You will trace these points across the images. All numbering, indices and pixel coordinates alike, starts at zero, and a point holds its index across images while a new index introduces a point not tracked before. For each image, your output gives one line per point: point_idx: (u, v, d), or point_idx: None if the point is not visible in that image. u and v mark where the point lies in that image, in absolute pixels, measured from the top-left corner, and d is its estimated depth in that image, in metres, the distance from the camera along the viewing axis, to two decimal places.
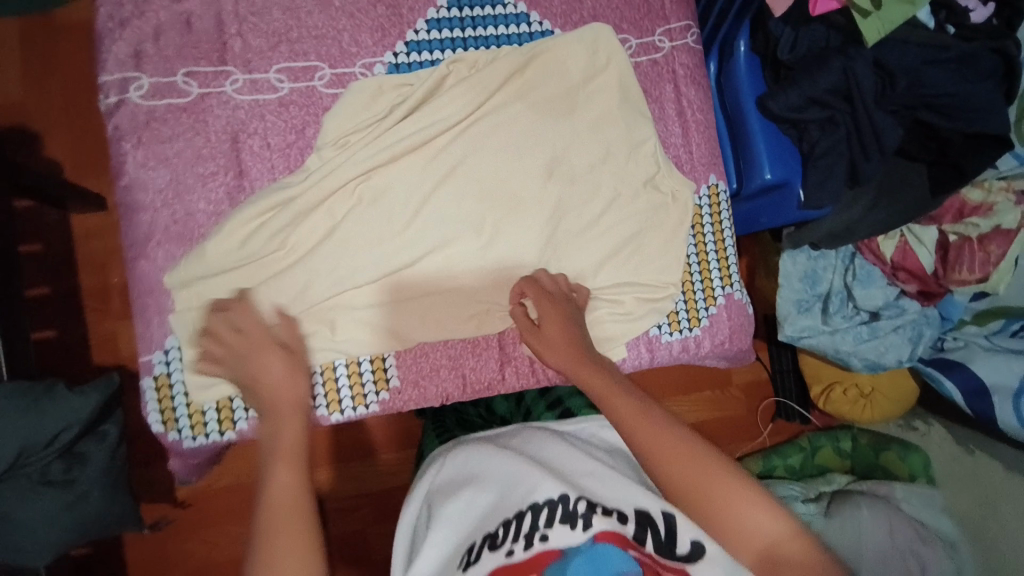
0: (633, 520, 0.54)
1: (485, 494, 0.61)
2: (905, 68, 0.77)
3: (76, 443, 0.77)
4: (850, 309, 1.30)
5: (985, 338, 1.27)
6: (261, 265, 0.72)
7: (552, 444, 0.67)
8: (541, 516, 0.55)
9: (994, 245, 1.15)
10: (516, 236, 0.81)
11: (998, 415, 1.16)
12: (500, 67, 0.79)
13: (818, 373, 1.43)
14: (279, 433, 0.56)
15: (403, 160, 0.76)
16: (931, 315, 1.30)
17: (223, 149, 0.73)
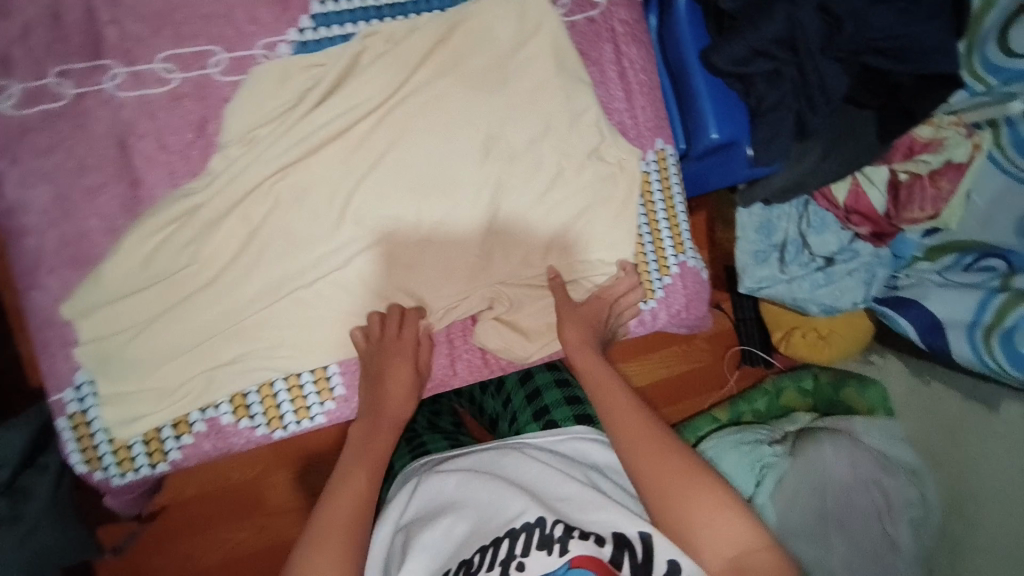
0: (609, 543, 0.55)
1: (464, 518, 0.61)
2: (853, 11, 0.72)
3: (18, 477, 0.72)
4: (806, 256, 1.30)
5: (937, 273, 1.25)
6: (175, 282, 0.66)
7: (529, 461, 0.66)
8: (518, 542, 0.56)
9: (945, 180, 1.17)
10: (458, 225, 0.76)
11: (953, 348, 1.15)
12: (422, 39, 0.72)
13: (779, 321, 1.44)
14: (373, 438, 0.62)
15: (323, 151, 0.69)
16: (885, 256, 1.31)
17: (110, 157, 0.65)
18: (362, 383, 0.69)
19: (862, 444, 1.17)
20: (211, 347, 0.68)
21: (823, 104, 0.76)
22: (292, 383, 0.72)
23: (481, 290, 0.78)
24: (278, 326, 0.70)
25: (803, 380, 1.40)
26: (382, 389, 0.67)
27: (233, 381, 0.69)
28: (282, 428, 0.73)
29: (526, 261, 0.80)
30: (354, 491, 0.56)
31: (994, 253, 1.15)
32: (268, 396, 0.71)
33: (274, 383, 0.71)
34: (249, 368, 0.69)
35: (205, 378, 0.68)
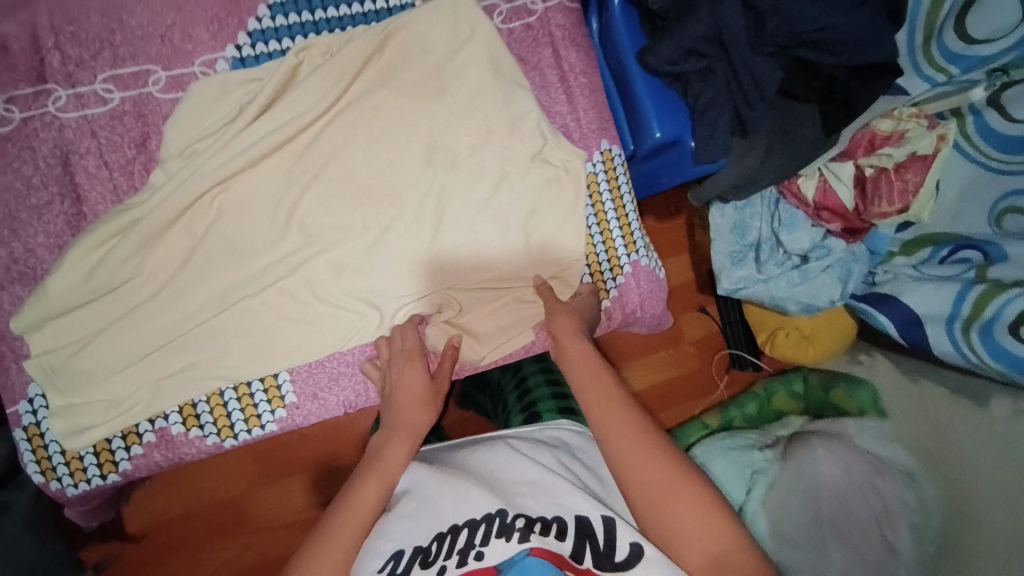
0: (574, 535, 0.51)
1: (420, 505, 0.54)
2: (777, 6, 0.73)
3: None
4: (781, 255, 1.30)
5: (914, 268, 1.21)
6: (122, 295, 0.67)
7: (495, 452, 0.61)
8: (478, 531, 0.50)
9: (912, 173, 1.13)
10: (403, 230, 0.77)
11: (932, 343, 1.12)
12: (356, 49, 0.74)
13: (763, 322, 1.43)
14: (389, 448, 0.61)
15: (265, 163, 0.71)
16: (859, 252, 1.30)
17: (55, 175, 0.67)
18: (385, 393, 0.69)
19: (854, 446, 1.15)
20: (157, 360, 0.69)
21: (758, 98, 0.77)
22: (242, 392, 0.72)
23: (431, 293, 0.78)
24: (222, 337, 0.71)
25: (794, 383, 1.37)
26: (396, 407, 0.66)
27: (180, 391, 0.69)
28: (233, 437, 0.73)
29: (472, 267, 0.79)
30: (364, 505, 0.55)
31: (970, 245, 1.11)
32: (217, 404, 0.72)
33: (224, 392, 0.72)
34: (195, 380, 0.70)
35: (150, 393, 0.69)
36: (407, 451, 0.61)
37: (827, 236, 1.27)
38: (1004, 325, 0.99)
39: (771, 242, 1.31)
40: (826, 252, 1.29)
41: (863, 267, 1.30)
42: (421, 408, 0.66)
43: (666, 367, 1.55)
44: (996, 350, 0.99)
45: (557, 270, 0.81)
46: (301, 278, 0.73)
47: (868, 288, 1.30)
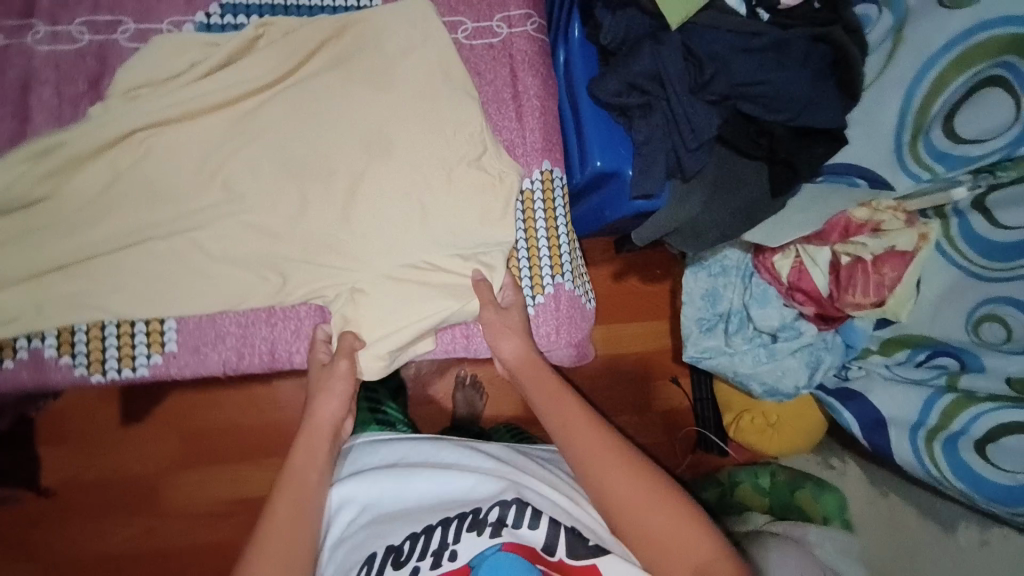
0: (543, 529, 0.58)
1: (401, 514, 0.65)
2: (715, 53, 0.76)
3: None
4: (750, 330, 1.26)
5: (887, 367, 1.13)
6: (40, 211, 0.71)
7: (474, 458, 0.70)
8: (450, 529, 0.59)
9: (889, 268, 1.02)
10: (323, 206, 0.78)
11: (896, 448, 1.07)
12: (313, 32, 0.79)
13: (730, 402, 1.41)
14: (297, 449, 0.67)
15: (205, 120, 0.75)
16: (833, 341, 1.22)
17: (11, 96, 0.72)
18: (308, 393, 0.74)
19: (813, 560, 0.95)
20: (53, 279, 0.71)
21: (693, 141, 0.78)
22: (123, 330, 0.74)
23: (338, 275, 0.78)
24: (116, 271, 0.72)
25: (761, 478, 1.30)
26: (310, 413, 0.70)
27: (66, 314, 0.71)
28: (101, 374, 0.74)
29: (387, 258, 0.79)
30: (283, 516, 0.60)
31: (946, 351, 1.01)
32: (95, 338, 0.74)
33: (105, 325, 0.74)
34: (81, 307, 0.71)
35: (32, 307, 0.70)
36: (320, 445, 0.67)
37: (800, 318, 1.21)
38: (969, 440, 0.93)
39: (740, 314, 1.27)
40: (796, 334, 1.22)
41: (835, 359, 1.21)
42: (329, 407, 0.71)
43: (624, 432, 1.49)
44: (958, 465, 0.93)
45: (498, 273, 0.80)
46: (214, 235, 0.75)
47: (838, 382, 1.22)
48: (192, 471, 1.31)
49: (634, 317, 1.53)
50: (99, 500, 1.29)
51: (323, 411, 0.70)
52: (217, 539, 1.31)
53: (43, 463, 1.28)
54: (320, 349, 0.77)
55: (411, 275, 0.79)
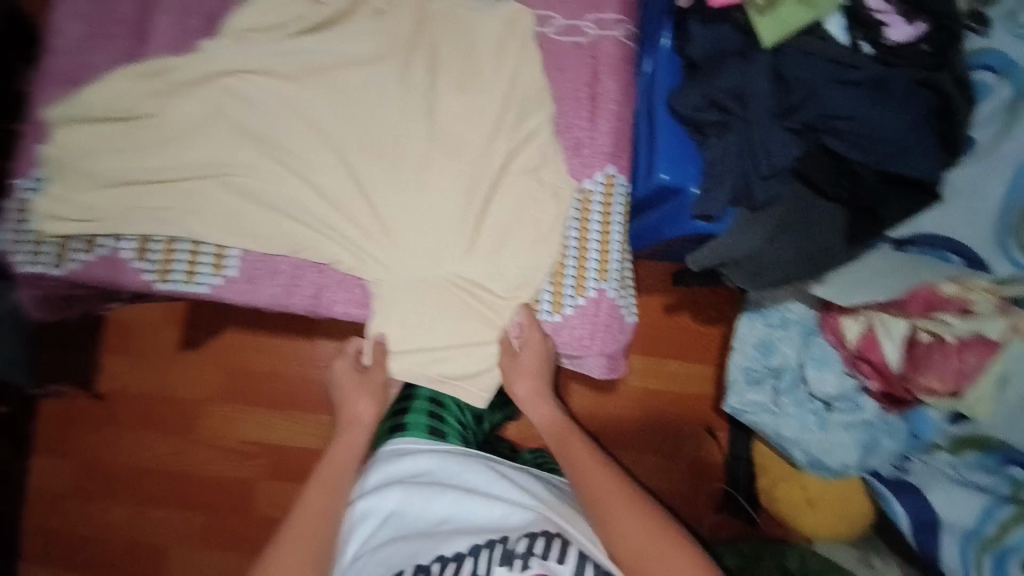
0: (567, 561, 0.66)
1: (429, 535, 0.73)
2: (808, 80, 0.73)
3: None
4: (803, 393, 1.18)
5: (955, 470, 1.03)
6: (138, 126, 0.78)
7: (500, 483, 0.77)
8: (480, 558, 0.68)
9: (973, 357, 0.89)
10: (388, 180, 0.82)
11: (945, 557, 1.02)
12: (409, 14, 0.84)
13: (767, 467, 1.33)
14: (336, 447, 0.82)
15: (303, 75, 0.81)
16: (896, 426, 1.11)
17: (141, 22, 0.80)
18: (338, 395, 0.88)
19: None
20: (138, 192, 0.77)
21: (767, 168, 0.75)
22: (194, 249, 0.79)
23: (393, 237, 0.82)
24: (193, 196, 0.78)
25: (787, 558, 1.15)
26: (346, 412, 0.85)
27: (147, 224, 0.77)
28: (166, 283, 0.79)
29: (428, 237, 0.82)
30: (315, 504, 0.75)
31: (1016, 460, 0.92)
32: (169, 248, 0.79)
33: (179, 243, 0.79)
34: (157, 220, 0.77)
35: (108, 215, 0.77)
36: (349, 446, 0.83)
37: (861, 392, 1.12)
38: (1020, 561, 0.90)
39: (794, 374, 1.19)
40: (853, 408, 1.14)
41: (895, 446, 1.11)
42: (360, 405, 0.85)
43: (649, 473, 1.44)
44: None
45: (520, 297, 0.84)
46: (278, 183, 0.80)
47: (895, 473, 1.13)
48: (225, 405, 1.40)
49: (679, 355, 1.47)
50: (142, 416, 1.40)
51: (359, 417, 0.85)
52: (237, 478, 1.39)
53: (103, 366, 1.40)
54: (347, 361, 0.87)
55: (463, 259, 0.82)
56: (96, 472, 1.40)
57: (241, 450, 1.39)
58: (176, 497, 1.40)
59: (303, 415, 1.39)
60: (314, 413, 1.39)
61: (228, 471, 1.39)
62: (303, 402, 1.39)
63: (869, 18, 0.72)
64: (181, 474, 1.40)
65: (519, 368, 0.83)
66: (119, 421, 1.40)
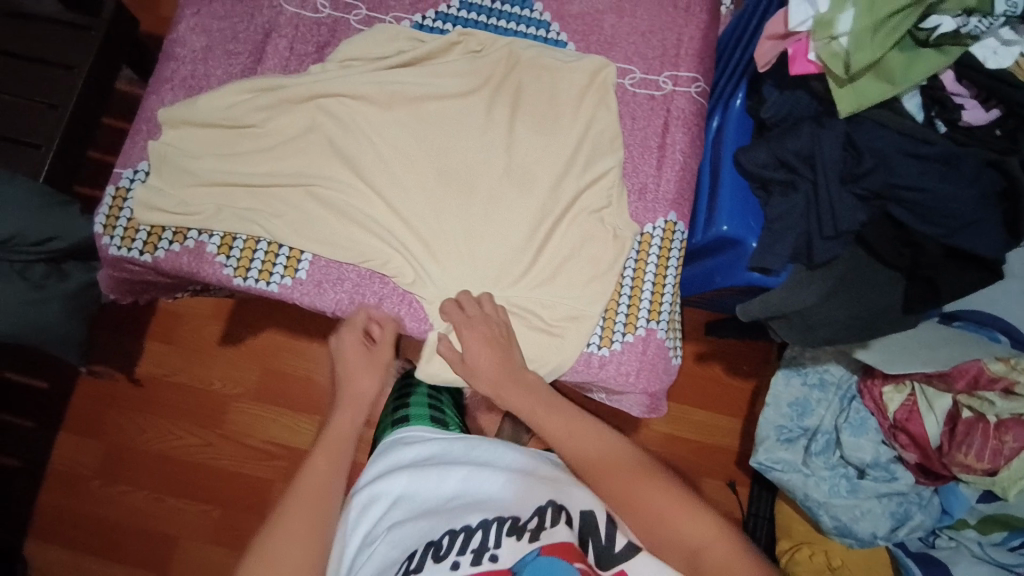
0: (577, 525, 0.63)
1: (436, 512, 0.69)
2: (880, 150, 0.75)
3: (62, 261, 1.13)
4: (835, 457, 1.20)
5: (979, 545, 1.12)
6: (238, 132, 0.83)
7: (508, 458, 0.74)
8: (490, 533, 0.63)
9: (1010, 436, 1.02)
10: (463, 210, 0.86)
11: None
12: (498, 53, 0.88)
13: (790, 528, 1.30)
14: (338, 419, 0.75)
15: (397, 105, 0.87)
16: (928, 501, 1.16)
17: (254, 39, 0.87)
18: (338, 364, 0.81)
19: None
20: (233, 193, 0.83)
21: (830, 231, 0.77)
22: (270, 251, 0.83)
23: (458, 261, 0.85)
24: (278, 202, 0.83)
25: None
26: (349, 384, 0.79)
27: (232, 222, 0.82)
28: (242, 279, 0.83)
29: (491, 268, 0.85)
30: (317, 472, 0.68)
31: None
32: (250, 247, 0.83)
33: (259, 244, 0.83)
34: (242, 221, 0.82)
35: (200, 211, 0.81)
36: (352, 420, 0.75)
37: (896, 462, 1.16)
38: None
39: (828, 436, 1.21)
40: (888, 476, 1.17)
41: (925, 520, 1.16)
42: (367, 376, 0.79)
43: None
44: None
45: (572, 333, 0.84)
46: (362, 201, 0.85)
47: (921, 546, 1.18)
48: (257, 403, 1.43)
49: (705, 404, 1.46)
50: (178, 405, 1.43)
51: (364, 392, 0.78)
52: (256, 476, 1.41)
53: (146, 352, 1.45)
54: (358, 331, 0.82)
55: (522, 291, 0.85)
56: (124, 454, 1.43)
57: (265, 449, 1.42)
58: (195, 488, 1.41)
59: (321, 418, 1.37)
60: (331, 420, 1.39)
61: (249, 468, 1.41)
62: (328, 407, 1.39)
63: (947, 98, 0.75)
64: (205, 467, 1.42)
65: (470, 367, 0.79)
66: (156, 407, 1.43)
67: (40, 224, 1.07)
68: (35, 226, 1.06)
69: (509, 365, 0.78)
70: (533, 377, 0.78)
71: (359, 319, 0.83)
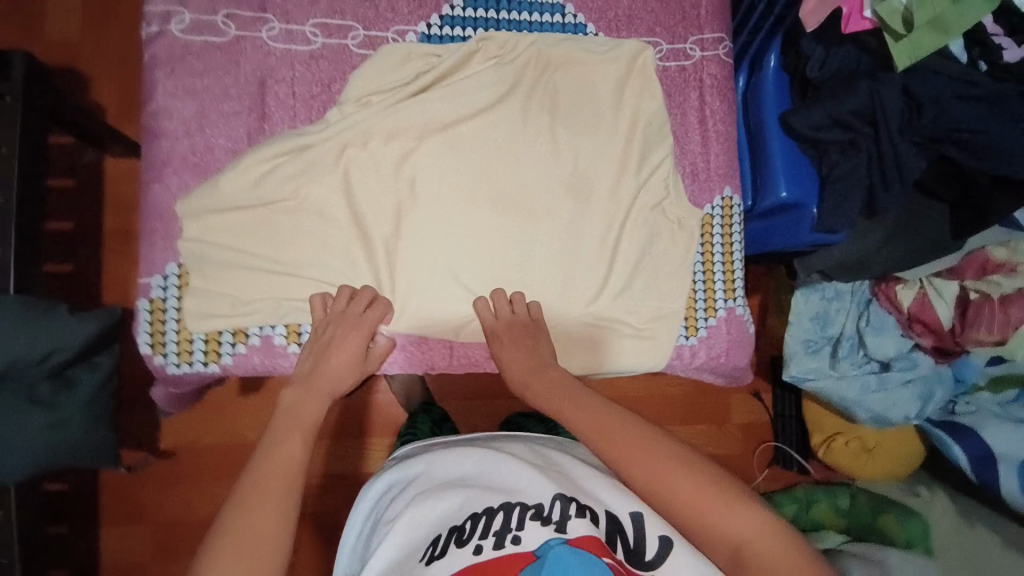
0: (604, 526, 0.59)
1: (456, 493, 0.64)
2: (934, 98, 0.77)
3: (68, 368, 0.93)
4: (861, 357, 1.25)
5: (998, 405, 1.24)
6: (271, 208, 0.74)
7: (526, 451, 0.70)
8: (513, 516, 0.59)
9: (1015, 308, 1.10)
10: (529, 237, 0.81)
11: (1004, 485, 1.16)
12: (525, 55, 0.80)
13: (820, 422, 1.40)
14: (303, 404, 0.64)
15: (430, 140, 0.78)
16: (944, 375, 1.25)
17: (250, 91, 0.75)
18: (313, 343, 0.71)
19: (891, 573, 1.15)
20: (289, 279, 0.75)
21: (897, 181, 0.78)
22: None
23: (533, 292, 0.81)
24: (335, 272, 0.76)
25: (839, 497, 1.38)
26: (324, 362, 0.69)
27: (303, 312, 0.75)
28: None
29: (568, 286, 0.82)
30: (290, 458, 0.58)
31: None
32: None
33: None
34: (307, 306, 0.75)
35: (257, 305, 0.74)
36: (322, 406, 0.65)
37: (916, 350, 1.23)
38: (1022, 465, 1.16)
39: (852, 340, 1.25)
40: (911, 365, 1.24)
41: (946, 393, 1.25)
42: (342, 369, 0.69)
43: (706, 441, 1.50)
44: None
45: (661, 335, 0.85)
46: (424, 254, 0.78)
47: (944, 415, 1.29)
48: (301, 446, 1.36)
49: None
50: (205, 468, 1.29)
51: (342, 361, 0.69)
52: None
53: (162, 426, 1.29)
54: (341, 301, 0.74)
55: (603, 311, 0.84)
56: (170, 533, 1.28)
57: None
58: None
59: (337, 445, 1.18)
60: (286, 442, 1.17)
61: None
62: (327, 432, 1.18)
63: (988, 40, 0.76)
64: None
65: (502, 359, 0.73)
66: (195, 476, 1.29)
67: (30, 342, 0.87)
68: (23, 346, 0.87)
69: (546, 355, 0.72)
70: (558, 372, 0.69)
71: (316, 299, 0.74)
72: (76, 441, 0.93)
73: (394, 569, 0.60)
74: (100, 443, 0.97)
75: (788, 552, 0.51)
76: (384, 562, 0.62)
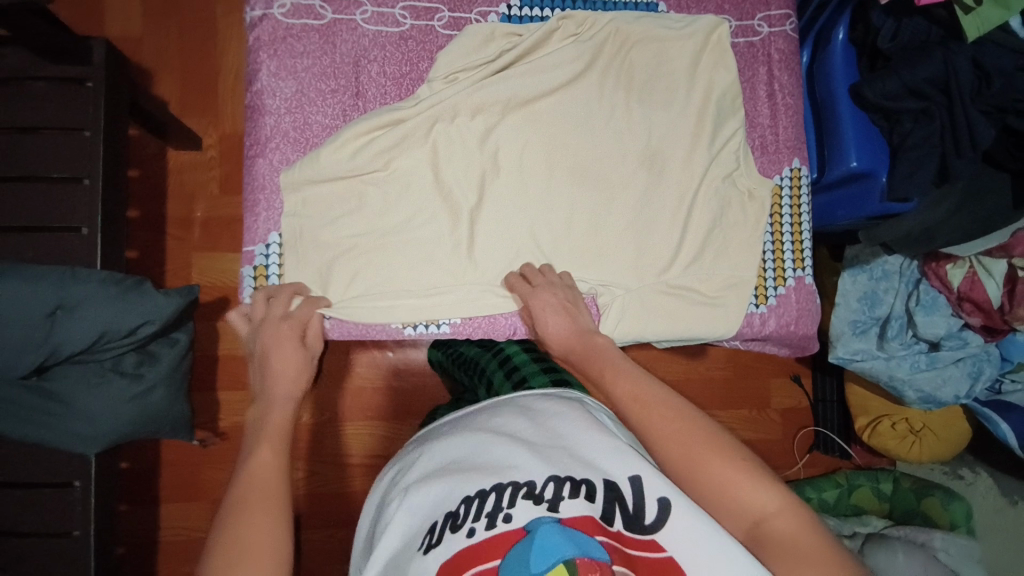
0: (600, 498, 0.50)
1: (441, 478, 0.54)
2: (1002, 69, 0.79)
3: (149, 342, 0.91)
4: (909, 336, 1.21)
5: None
6: (365, 179, 0.79)
7: (517, 420, 0.59)
8: (501, 497, 0.50)
9: None
10: (602, 210, 0.84)
11: None
12: (600, 32, 0.84)
13: (866, 405, 1.37)
14: (269, 416, 0.58)
15: (513, 116, 0.81)
16: (993, 354, 1.20)
17: (345, 70, 0.80)
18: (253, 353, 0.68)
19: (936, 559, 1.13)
20: (391, 245, 0.79)
21: (968, 149, 0.79)
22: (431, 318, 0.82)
23: (604, 272, 0.83)
24: (424, 243, 0.80)
25: (882, 482, 1.38)
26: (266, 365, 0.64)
27: (402, 278, 0.79)
28: (412, 328, 0.83)
29: (639, 259, 0.84)
30: (263, 467, 0.53)
31: None
32: None
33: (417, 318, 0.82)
34: (402, 276, 0.79)
35: (351, 274, 0.78)
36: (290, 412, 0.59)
37: (965, 328, 1.19)
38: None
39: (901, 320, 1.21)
40: (960, 343, 1.20)
41: (995, 372, 1.20)
42: (298, 358, 0.65)
43: (749, 425, 1.49)
44: None
45: (732, 307, 0.86)
46: (508, 225, 0.81)
47: (991, 395, 1.24)
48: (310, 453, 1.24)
49: None
50: None
51: (284, 359, 0.65)
52: None
53: (219, 405, 1.27)
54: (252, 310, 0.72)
55: (677, 280, 0.85)
56: None
57: None
58: None
59: (390, 425, 1.24)
60: (347, 420, 1.23)
61: None
62: (387, 413, 1.24)
63: None
64: None
65: (542, 326, 0.73)
66: None
67: (119, 314, 0.85)
68: (102, 319, 0.84)
69: (589, 330, 0.70)
70: (604, 341, 0.67)
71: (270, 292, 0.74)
72: (160, 415, 0.92)
73: (395, 562, 0.51)
74: (177, 416, 0.95)
75: (806, 537, 0.47)
76: (386, 556, 0.52)
